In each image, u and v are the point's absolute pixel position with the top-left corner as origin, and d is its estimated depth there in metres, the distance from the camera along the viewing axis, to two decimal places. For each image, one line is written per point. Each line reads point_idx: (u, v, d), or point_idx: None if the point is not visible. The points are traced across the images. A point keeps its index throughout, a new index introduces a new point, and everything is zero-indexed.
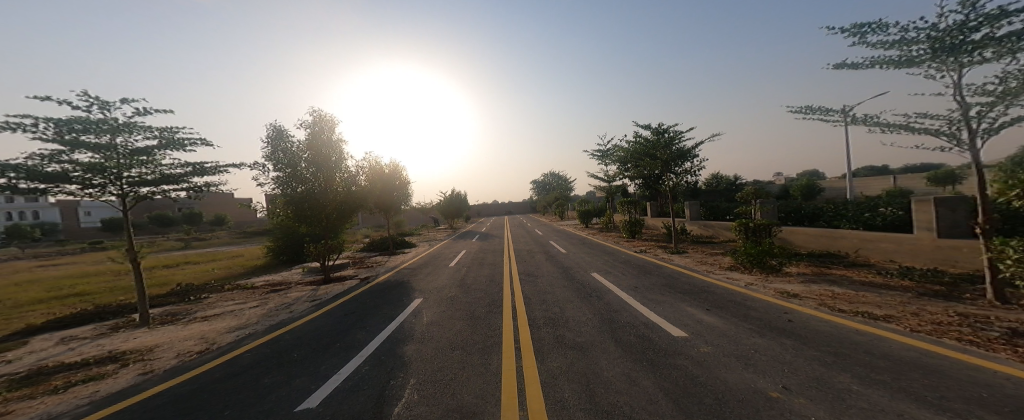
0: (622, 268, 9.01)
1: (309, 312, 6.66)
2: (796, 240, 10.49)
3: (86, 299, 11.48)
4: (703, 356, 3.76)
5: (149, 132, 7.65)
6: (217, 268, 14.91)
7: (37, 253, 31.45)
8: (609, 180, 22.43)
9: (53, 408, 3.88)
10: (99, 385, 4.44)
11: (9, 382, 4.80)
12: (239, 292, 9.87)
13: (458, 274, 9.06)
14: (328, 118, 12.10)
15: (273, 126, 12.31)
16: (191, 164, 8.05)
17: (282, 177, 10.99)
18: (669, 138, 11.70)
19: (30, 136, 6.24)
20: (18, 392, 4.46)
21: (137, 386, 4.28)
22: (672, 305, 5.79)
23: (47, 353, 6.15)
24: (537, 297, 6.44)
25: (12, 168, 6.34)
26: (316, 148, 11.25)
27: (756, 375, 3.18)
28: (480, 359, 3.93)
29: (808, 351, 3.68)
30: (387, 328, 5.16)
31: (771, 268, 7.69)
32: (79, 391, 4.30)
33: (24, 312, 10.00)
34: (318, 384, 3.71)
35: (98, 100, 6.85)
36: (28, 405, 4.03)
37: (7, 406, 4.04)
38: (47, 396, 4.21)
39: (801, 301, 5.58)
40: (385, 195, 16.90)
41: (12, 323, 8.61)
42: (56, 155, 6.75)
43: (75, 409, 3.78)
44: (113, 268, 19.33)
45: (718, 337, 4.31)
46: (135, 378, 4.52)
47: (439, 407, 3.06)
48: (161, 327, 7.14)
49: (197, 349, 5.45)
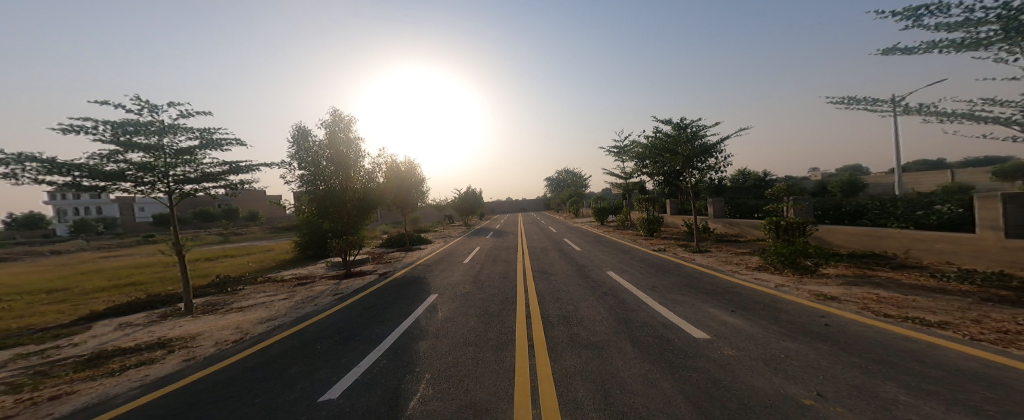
0: (639, 267, 8.83)
1: (334, 305, 6.97)
2: (835, 239, 9.91)
3: (139, 288, 12.49)
4: (727, 359, 3.64)
5: (191, 132, 8.20)
6: (250, 261, 15.81)
7: (100, 245, 34.36)
8: (627, 176, 21.83)
9: (110, 389, 4.27)
10: (149, 369, 4.85)
11: (76, 363, 5.32)
12: (269, 284, 10.44)
13: (472, 271, 9.20)
14: (345, 117, 12.39)
15: (298, 127, 12.65)
16: (228, 163, 8.55)
17: (305, 176, 11.39)
18: (692, 133, 11.29)
19: (91, 138, 6.86)
20: (82, 373, 4.93)
21: (181, 371, 4.64)
22: (693, 305, 5.63)
23: (108, 338, 6.74)
24: (551, 294, 6.45)
25: (76, 167, 6.96)
26: (337, 147, 11.59)
27: (785, 380, 3.07)
28: (493, 356, 3.98)
29: (846, 357, 3.49)
30: (403, 323, 5.31)
31: (804, 269, 7.32)
32: (131, 375, 4.70)
33: (87, 299, 11.02)
34: (340, 376, 3.88)
35: (148, 103, 7.44)
36: (89, 386, 4.44)
37: (73, 386, 4.47)
38: (104, 379, 4.62)
39: (840, 305, 5.28)
40: (401, 192, 17.26)
41: (78, 310, 9.50)
42: (113, 155, 7.37)
43: (129, 391, 4.15)
44: (160, 260, 20.83)
45: (743, 340, 4.16)
46: (180, 364, 4.90)
47: (453, 403, 3.14)
48: (202, 316, 7.66)
49: (233, 338, 5.82)
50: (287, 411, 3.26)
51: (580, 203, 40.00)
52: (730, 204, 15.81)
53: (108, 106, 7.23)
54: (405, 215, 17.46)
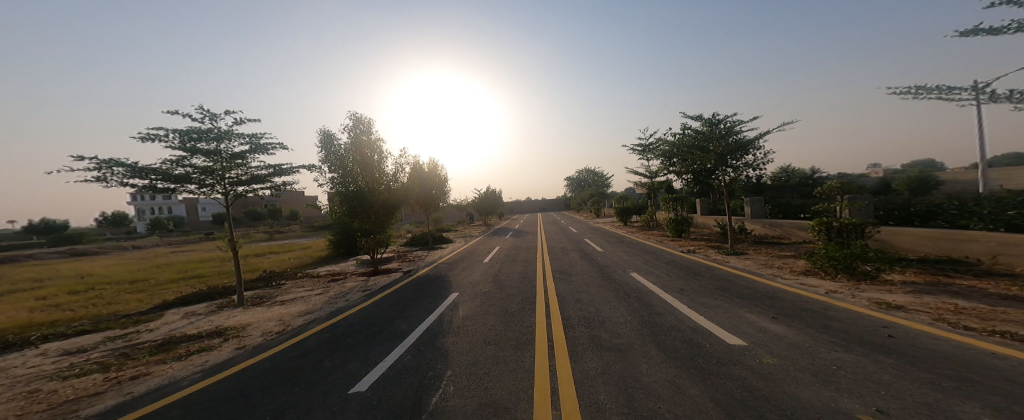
0: (666, 269, 8.48)
1: (365, 300, 7.30)
2: (904, 242, 8.95)
3: (200, 281, 13.76)
4: (766, 368, 3.40)
5: (242, 138, 8.90)
6: (290, 258, 16.89)
7: (169, 241, 38.09)
8: (653, 175, 21.00)
9: (176, 372, 4.74)
10: (208, 355, 5.32)
11: (151, 347, 5.96)
12: (307, 280, 11.13)
13: (492, 270, 9.25)
14: (365, 119, 12.56)
15: (324, 131, 13.15)
16: (273, 166, 9.19)
17: (335, 178, 11.97)
18: (726, 129, 10.59)
19: (163, 145, 7.65)
20: (155, 356, 5.51)
21: (234, 358, 5.06)
22: (727, 310, 5.32)
23: (176, 325, 7.50)
24: (572, 295, 6.35)
25: (151, 171, 7.78)
26: (362, 150, 12.01)
27: (836, 393, 2.83)
28: (512, 355, 3.98)
29: (916, 372, 3.15)
30: (427, 320, 5.46)
31: (863, 275, 6.69)
32: (193, 360, 5.17)
33: (160, 289, 12.32)
34: (368, 370, 4.04)
35: (208, 112, 8.19)
36: (159, 368, 4.95)
37: (147, 368, 5.00)
38: (171, 363, 5.12)
39: (908, 315, 4.76)
40: (423, 193, 17.72)
41: (153, 299, 10.65)
42: (181, 160, 8.17)
43: (191, 375, 4.58)
44: (216, 256, 22.78)
45: (786, 348, 3.88)
46: (232, 352, 5.34)
47: (474, 400, 3.18)
48: (251, 308, 8.29)
49: (276, 329, 6.25)
50: (322, 401, 3.45)
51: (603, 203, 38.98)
52: (773, 203, 14.84)
53: (177, 116, 8.04)
54: (428, 215, 17.92)
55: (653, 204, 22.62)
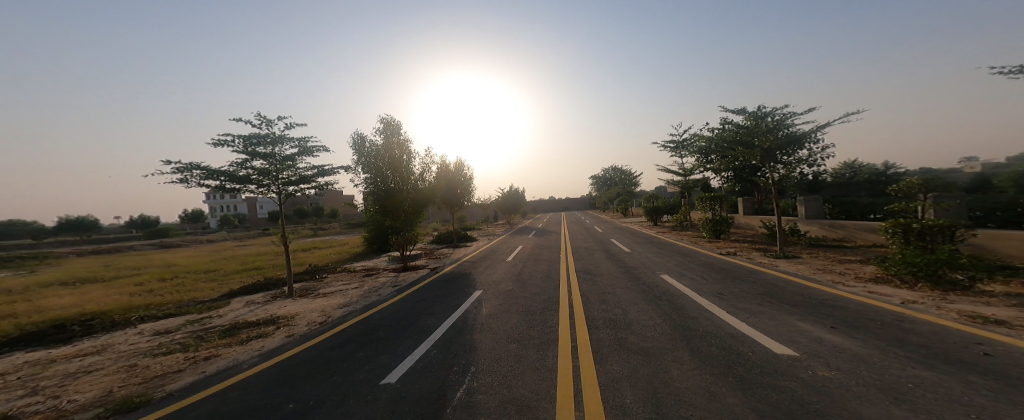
0: (701, 271, 8.03)
1: (396, 295, 7.61)
2: (1006, 248, 7.80)
3: (257, 272, 15.05)
4: (820, 382, 3.11)
5: (293, 142, 9.60)
6: (330, 253, 17.94)
7: (233, 236, 42.05)
8: (687, 173, 19.93)
9: (238, 355, 5.22)
10: (264, 341, 5.80)
11: (220, 332, 6.61)
12: (344, 274, 11.79)
13: (515, 269, 9.26)
14: (396, 122, 13.03)
15: (358, 134, 13.80)
16: (317, 167, 9.80)
17: (368, 179, 12.52)
18: (775, 122, 9.77)
19: (229, 148, 8.47)
20: (223, 340, 6.11)
21: (285, 345, 5.48)
22: (775, 317, 4.93)
23: (240, 312, 8.26)
24: (597, 295, 6.20)
25: (220, 173, 8.63)
26: (393, 152, 12.47)
27: (909, 415, 2.52)
28: (535, 354, 3.95)
29: (1015, 396, 2.72)
30: (452, 316, 5.57)
31: (951, 284, 5.92)
32: (252, 345, 5.66)
33: (226, 279, 13.66)
34: (397, 362, 4.20)
35: (265, 118, 8.98)
36: (225, 351, 5.48)
37: (216, 350, 5.56)
38: (234, 347, 5.64)
39: (1009, 331, 4.13)
40: (449, 192, 18.06)
41: (222, 287, 11.85)
42: (244, 163, 8.99)
43: (250, 359, 5.01)
44: (269, 250, 24.80)
45: (844, 361, 3.52)
46: (284, 339, 5.78)
47: (496, 396, 3.20)
48: (298, 299, 8.92)
49: (319, 320, 6.68)
50: (356, 390, 3.64)
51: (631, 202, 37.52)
52: (836, 203, 13.61)
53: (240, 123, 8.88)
54: (454, 213, 18.28)
55: (687, 203, 21.47)
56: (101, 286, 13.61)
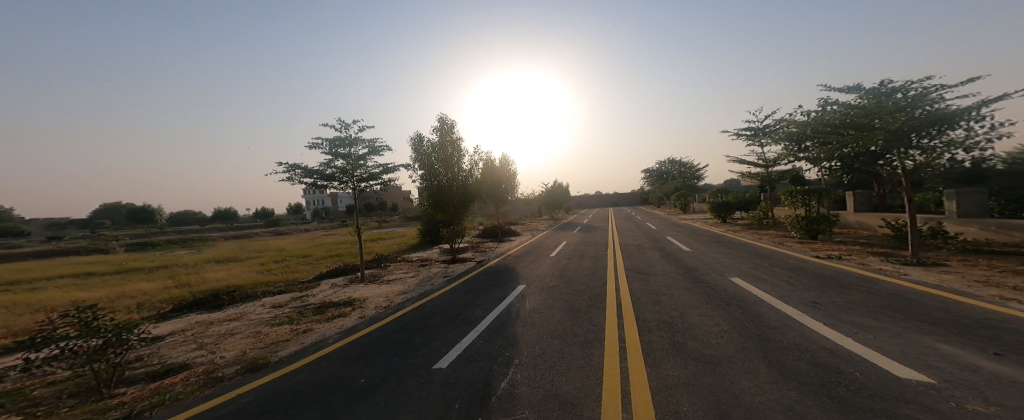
0: (780, 276, 7.10)
1: (447, 285, 7.99)
2: None
3: (335, 259, 16.89)
4: (957, 413, 2.54)
5: (365, 143, 10.53)
6: (390, 244, 19.38)
7: (316, 226, 47.60)
8: (769, 163, 17.74)
9: (328, 331, 5.90)
10: (344, 320, 6.48)
11: (314, 309, 7.53)
12: (403, 263, 12.65)
13: (559, 265, 9.14)
14: (449, 120, 13.53)
15: (415, 134, 14.60)
16: (383, 165, 10.60)
17: (422, 174, 13.15)
18: (913, 97, 8.02)
19: (316, 150, 9.63)
20: (316, 316, 6.95)
21: (357, 325, 6.06)
22: (899, 335, 4.13)
23: (326, 293, 9.35)
24: (649, 296, 5.84)
25: (310, 172, 9.85)
26: (445, 149, 12.95)
27: None
28: (581, 352, 3.85)
29: None
30: (496, 309, 5.68)
31: None
32: (336, 323, 6.35)
33: (317, 263, 15.58)
34: (446, 349, 4.40)
35: (343, 122, 10.06)
36: (317, 327, 6.22)
37: (312, 325, 6.34)
38: (322, 324, 6.38)
39: None
40: (496, 188, 18.34)
41: (311, 270, 13.56)
42: (328, 163, 10.13)
43: (334, 335, 5.63)
44: (344, 239, 27.63)
45: (995, 390, 2.83)
46: (360, 319, 6.40)
47: (540, 391, 3.18)
48: (367, 285, 9.81)
49: (384, 304, 7.27)
50: (410, 372, 3.88)
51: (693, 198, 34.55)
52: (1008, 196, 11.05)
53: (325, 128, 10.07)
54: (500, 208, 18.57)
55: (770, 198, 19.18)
56: (230, 265, 16.54)
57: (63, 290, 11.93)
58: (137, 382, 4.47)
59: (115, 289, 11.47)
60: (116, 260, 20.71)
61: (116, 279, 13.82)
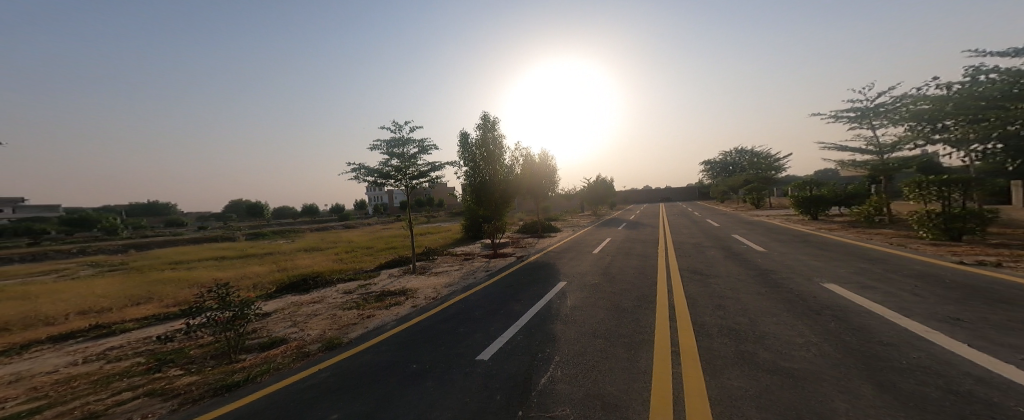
0: (864, 279, 6.22)
1: (489, 279, 8.14)
2: None
3: (390, 251, 18.03)
4: None
5: (417, 142, 11.02)
6: (437, 238, 20.21)
7: (374, 221, 51.11)
8: (886, 149, 15.55)
9: (389, 316, 6.37)
10: (400, 308, 6.92)
11: (375, 296, 8.13)
12: (448, 257, 13.13)
13: (604, 262, 8.88)
14: (492, 118, 13.49)
15: (460, 131, 14.91)
16: (432, 163, 11.02)
17: (467, 172, 13.39)
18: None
19: (374, 150, 10.33)
20: (377, 303, 7.50)
21: (410, 313, 6.44)
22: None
23: (384, 282, 10.02)
24: (702, 298, 5.45)
25: (369, 171, 10.61)
26: (488, 147, 12.96)
27: None
28: (625, 354, 3.71)
29: None
30: (538, 304, 5.67)
31: None
32: (394, 310, 6.82)
33: (377, 255, 16.80)
34: (488, 342, 4.49)
35: (398, 124, 10.60)
36: (378, 312, 6.72)
37: (375, 310, 6.87)
38: (383, 310, 6.89)
39: None
40: (537, 184, 18.21)
41: (370, 261, 14.63)
42: (385, 162, 10.81)
43: (393, 321, 6.06)
44: (398, 233, 29.38)
45: None
46: (414, 308, 6.79)
47: (581, 390, 3.13)
48: (418, 276, 10.35)
49: (431, 295, 7.62)
50: (454, 362, 4.02)
51: (758, 192, 31.48)
52: None
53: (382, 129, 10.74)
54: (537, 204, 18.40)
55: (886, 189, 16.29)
56: (308, 254, 18.51)
57: (210, 268, 14.94)
58: (252, 351, 5.17)
59: (235, 270, 13.72)
60: (214, 249, 24.09)
61: (241, 261, 16.68)
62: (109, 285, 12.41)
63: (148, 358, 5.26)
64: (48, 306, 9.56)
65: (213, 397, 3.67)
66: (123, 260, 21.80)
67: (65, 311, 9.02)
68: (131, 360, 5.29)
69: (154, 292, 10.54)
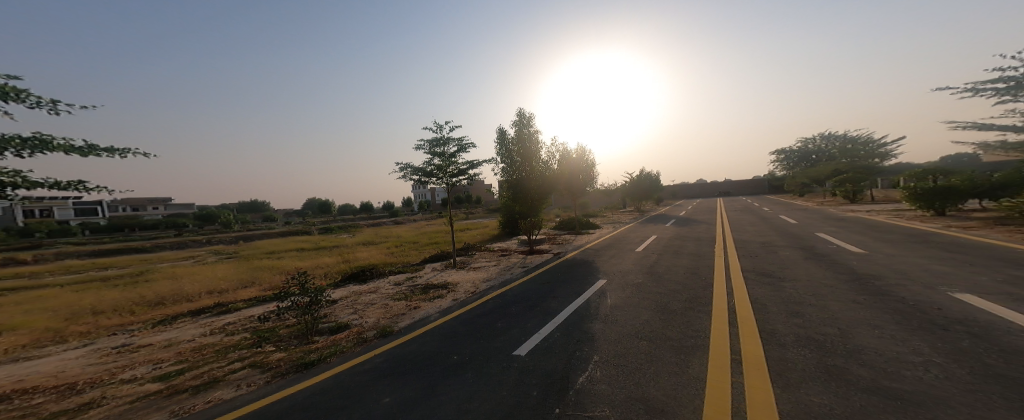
0: (961, 282, 5.35)
1: (526, 275, 8.15)
2: None
3: (432, 246, 18.62)
4: None
5: (457, 141, 11.21)
6: (476, 234, 20.54)
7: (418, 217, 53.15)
8: None
9: (435, 308, 6.60)
10: (442, 301, 7.12)
11: (419, 289, 8.44)
12: (485, 253, 13.27)
13: (648, 261, 8.48)
14: (527, 114, 13.56)
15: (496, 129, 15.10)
16: (471, 161, 11.15)
17: (503, 168, 13.50)
18: None
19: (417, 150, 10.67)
20: (422, 295, 7.79)
21: (451, 306, 6.60)
22: None
23: (426, 275, 10.36)
24: (757, 301, 5.00)
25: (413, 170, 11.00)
26: (523, 142, 13.03)
27: None
28: (670, 357, 3.50)
29: None
30: (576, 302, 5.54)
31: None
32: (437, 302, 7.05)
33: (422, 250, 17.44)
34: (525, 338, 4.45)
35: (439, 124, 10.84)
36: (423, 304, 6.98)
37: (420, 302, 7.13)
38: (427, 301, 7.14)
39: None
40: (576, 179, 17.86)
41: (414, 255, 15.22)
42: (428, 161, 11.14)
43: (436, 312, 6.26)
44: (440, 229, 30.29)
45: None
46: (454, 301, 6.96)
47: (622, 391, 2.99)
48: (457, 271, 10.58)
49: (470, 289, 7.75)
50: (490, 356, 4.03)
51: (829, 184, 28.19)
52: None
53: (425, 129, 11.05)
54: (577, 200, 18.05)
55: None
56: (361, 248, 19.72)
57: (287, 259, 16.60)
58: (324, 333, 5.60)
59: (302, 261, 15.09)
60: (279, 243, 26.42)
61: (312, 253, 18.26)
62: (219, 269, 14.47)
63: (250, 334, 5.89)
64: (182, 284, 11.46)
65: (295, 373, 4.03)
66: (207, 252, 24.71)
67: (188, 289, 10.65)
68: (238, 335, 5.96)
69: (248, 277, 11.91)
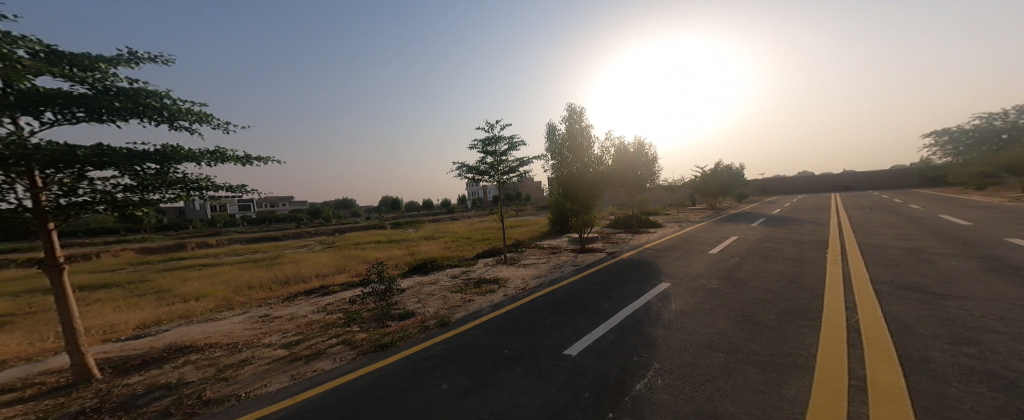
0: None
1: (576, 273, 7.99)
2: None
3: (485, 242, 18.99)
4: None
5: (508, 140, 11.26)
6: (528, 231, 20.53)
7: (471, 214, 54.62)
8: None
9: (488, 302, 6.71)
10: (494, 295, 7.21)
11: (472, 283, 8.64)
12: (536, 250, 13.22)
13: (715, 264, 7.78)
14: (577, 109, 13.29)
15: (546, 125, 15.00)
16: (522, 159, 11.14)
17: (553, 164, 13.36)
18: None
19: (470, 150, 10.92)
20: (475, 289, 7.96)
21: (503, 301, 6.66)
22: None
23: (478, 270, 10.57)
24: (852, 314, 4.33)
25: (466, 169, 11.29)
26: (574, 137, 12.80)
27: None
28: (743, 371, 3.16)
29: None
30: (632, 304, 5.26)
31: None
32: (489, 296, 7.17)
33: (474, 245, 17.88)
34: (577, 337, 4.32)
35: (491, 123, 10.98)
36: (475, 298, 7.13)
37: (474, 295, 7.30)
38: (480, 295, 7.29)
39: None
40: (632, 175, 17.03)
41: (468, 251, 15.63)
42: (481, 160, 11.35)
43: (490, 306, 6.36)
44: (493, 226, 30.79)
45: None
46: (505, 296, 7.02)
47: (687, 402, 2.76)
48: (507, 267, 10.66)
49: (520, 286, 7.76)
50: (542, 353, 3.97)
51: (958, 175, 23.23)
52: None
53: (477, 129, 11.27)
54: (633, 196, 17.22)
55: None
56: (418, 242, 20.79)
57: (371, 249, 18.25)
58: (395, 319, 5.95)
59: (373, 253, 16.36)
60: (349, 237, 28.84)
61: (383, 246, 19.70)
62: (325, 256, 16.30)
63: (342, 314, 6.44)
64: (300, 267, 13.21)
65: (372, 353, 4.33)
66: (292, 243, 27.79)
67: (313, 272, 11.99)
68: (334, 314, 6.55)
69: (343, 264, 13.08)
